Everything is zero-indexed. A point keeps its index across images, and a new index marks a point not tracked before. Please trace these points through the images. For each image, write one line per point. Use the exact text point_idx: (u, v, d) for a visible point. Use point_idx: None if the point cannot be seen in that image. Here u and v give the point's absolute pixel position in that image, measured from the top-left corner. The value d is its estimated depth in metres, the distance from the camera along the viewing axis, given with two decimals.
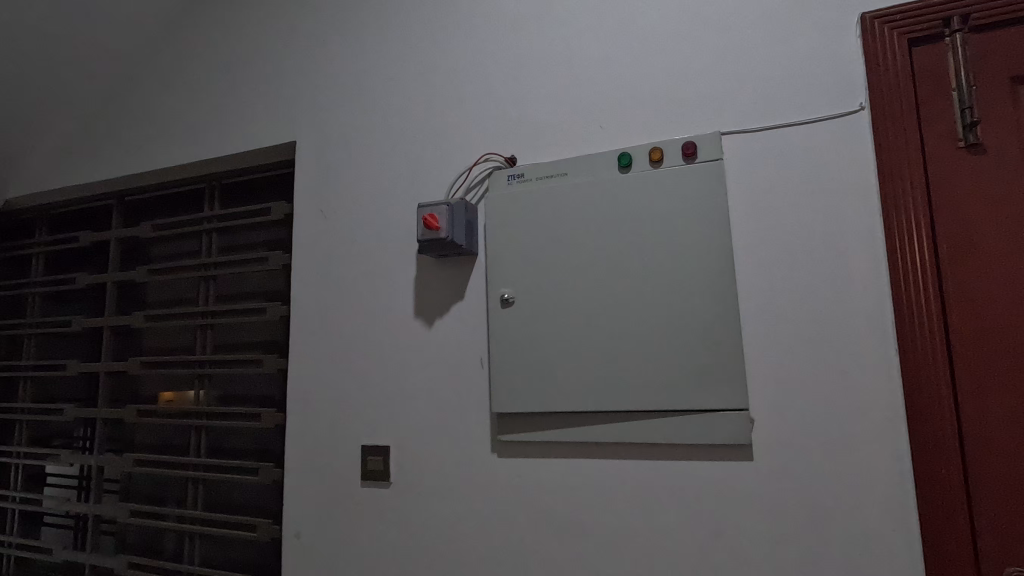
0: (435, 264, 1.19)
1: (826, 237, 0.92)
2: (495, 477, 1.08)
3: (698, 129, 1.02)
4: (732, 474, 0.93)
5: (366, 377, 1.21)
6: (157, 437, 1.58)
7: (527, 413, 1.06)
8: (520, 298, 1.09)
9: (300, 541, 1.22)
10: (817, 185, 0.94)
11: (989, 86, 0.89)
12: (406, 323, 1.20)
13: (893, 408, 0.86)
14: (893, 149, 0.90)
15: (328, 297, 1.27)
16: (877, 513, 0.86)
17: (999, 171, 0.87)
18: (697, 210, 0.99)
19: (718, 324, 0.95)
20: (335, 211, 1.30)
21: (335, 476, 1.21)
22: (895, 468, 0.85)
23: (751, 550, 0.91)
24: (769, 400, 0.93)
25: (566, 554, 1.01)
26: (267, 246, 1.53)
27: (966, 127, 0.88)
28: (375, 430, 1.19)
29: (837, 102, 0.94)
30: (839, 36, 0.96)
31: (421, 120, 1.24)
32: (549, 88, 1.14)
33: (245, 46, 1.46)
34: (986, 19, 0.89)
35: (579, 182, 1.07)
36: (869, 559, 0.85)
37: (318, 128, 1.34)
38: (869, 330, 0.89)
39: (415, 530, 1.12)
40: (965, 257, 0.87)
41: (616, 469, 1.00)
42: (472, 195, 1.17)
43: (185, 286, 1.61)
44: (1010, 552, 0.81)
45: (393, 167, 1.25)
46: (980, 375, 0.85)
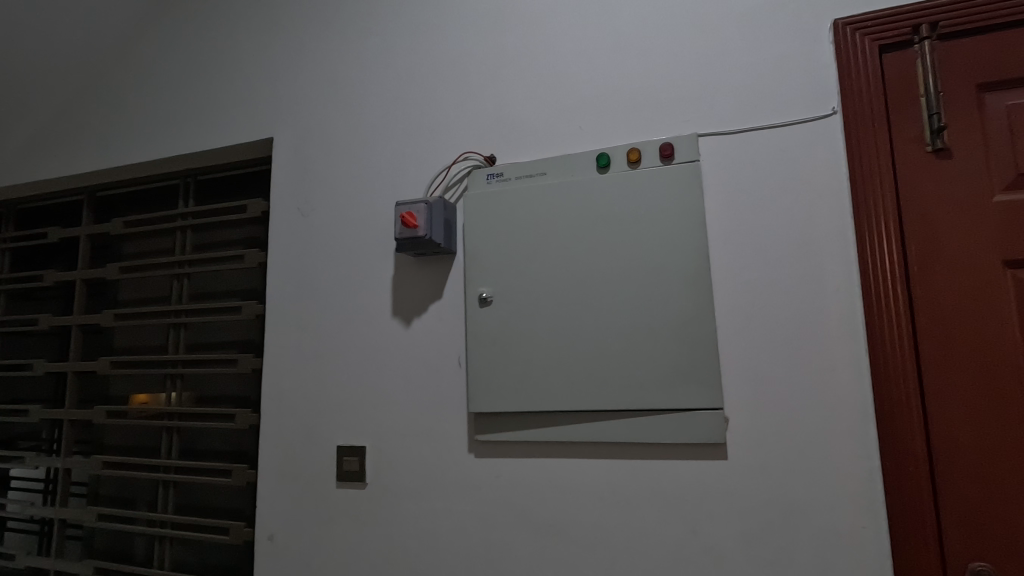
0: (413, 263, 1.18)
1: (799, 239, 0.94)
2: (472, 478, 1.07)
3: (675, 130, 1.03)
4: (706, 473, 0.94)
5: (343, 377, 1.20)
6: (128, 439, 1.54)
7: (505, 413, 1.05)
8: (498, 297, 1.08)
9: (274, 544, 1.20)
10: (791, 188, 0.95)
11: (956, 92, 0.91)
12: (383, 323, 1.18)
13: (864, 407, 0.88)
14: (863, 154, 0.92)
15: (305, 296, 1.26)
16: (848, 510, 0.87)
17: (964, 176, 0.89)
18: (674, 211, 1.00)
19: (694, 324, 0.96)
20: (312, 209, 1.28)
21: (310, 477, 1.19)
22: (865, 466, 0.87)
23: (725, 548, 0.92)
24: (743, 398, 0.94)
25: (543, 554, 1.01)
26: (243, 243, 1.50)
27: (933, 132, 0.90)
28: (351, 431, 1.17)
29: (810, 106, 0.96)
30: (813, 40, 0.98)
31: (401, 118, 1.23)
32: (529, 87, 1.13)
33: (222, 39, 1.44)
34: (953, 28, 0.91)
35: (558, 182, 1.07)
36: (838, 556, 0.87)
37: (295, 125, 1.32)
38: (841, 330, 0.90)
39: (391, 531, 1.11)
40: (933, 260, 0.89)
41: (593, 469, 1.00)
42: (451, 194, 1.16)
43: (158, 284, 1.58)
44: (975, 549, 0.83)
45: (371, 164, 1.24)
46: (946, 376, 0.87)
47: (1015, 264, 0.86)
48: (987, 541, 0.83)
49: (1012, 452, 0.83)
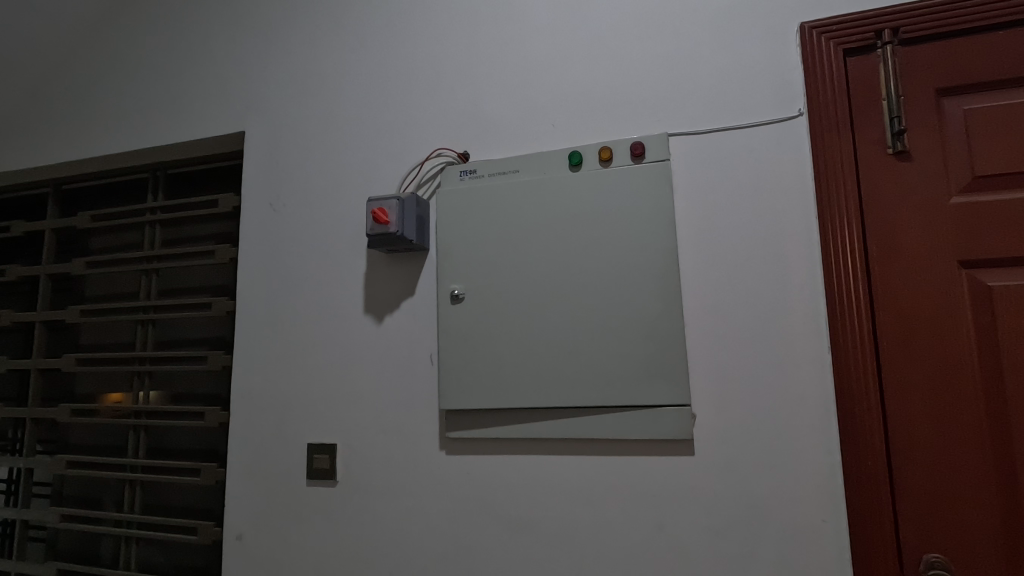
0: (385, 259, 1.17)
1: (766, 238, 0.95)
2: (442, 475, 1.07)
3: (646, 129, 1.04)
4: (673, 469, 0.95)
5: (314, 374, 1.19)
6: (93, 437, 1.51)
7: (476, 410, 1.05)
8: (470, 294, 1.08)
9: (242, 543, 1.18)
10: (758, 187, 0.97)
11: (915, 97, 0.94)
12: (355, 319, 1.17)
13: (826, 402, 0.90)
14: (827, 155, 0.94)
15: (275, 292, 1.24)
16: (811, 504, 0.89)
17: (923, 178, 0.91)
18: (644, 210, 1.01)
19: (662, 321, 0.97)
20: (284, 205, 1.26)
21: (279, 475, 1.18)
22: (827, 461, 0.89)
23: (691, 542, 0.93)
24: (710, 394, 0.95)
25: (512, 551, 1.01)
26: (213, 239, 1.47)
27: (894, 135, 0.92)
28: (321, 428, 1.16)
29: (777, 108, 0.98)
30: (781, 43, 0.99)
31: (375, 113, 1.22)
32: (503, 84, 1.13)
33: (193, 31, 1.41)
34: (914, 33, 0.93)
35: (530, 180, 1.07)
36: (799, 549, 0.88)
37: (267, 119, 1.31)
38: (805, 327, 0.92)
39: (361, 529, 1.10)
40: (894, 259, 0.91)
41: (562, 465, 1.01)
42: (423, 190, 1.16)
43: (127, 280, 1.54)
44: (929, 542, 0.85)
45: (344, 160, 1.23)
46: (904, 373, 0.89)
47: (970, 265, 0.89)
48: (941, 534, 0.85)
49: (966, 448, 0.85)
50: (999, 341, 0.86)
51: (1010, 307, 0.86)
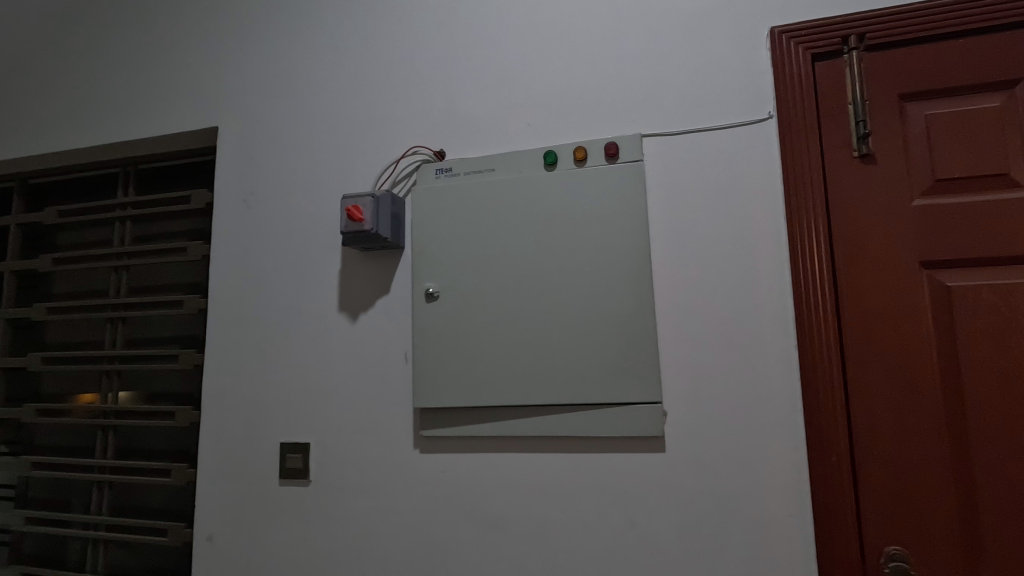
0: (360, 257, 1.16)
1: (736, 239, 0.97)
2: (417, 473, 1.07)
3: (620, 130, 1.05)
4: (644, 466, 0.96)
5: (287, 373, 1.17)
6: (60, 438, 1.47)
7: (450, 408, 1.05)
8: (445, 293, 1.08)
9: (213, 544, 1.17)
10: (729, 188, 0.98)
11: (880, 101, 0.96)
12: (329, 317, 1.17)
13: (793, 400, 0.92)
14: (795, 157, 0.96)
15: (248, 290, 1.23)
16: (777, 499, 0.91)
17: (886, 181, 0.94)
18: (618, 210, 1.02)
19: (634, 320, 0.99)
20: (258, 201, 1.25)
21: (251, 475, 1.16)
22: (793, 457, 0.91)
23: (662, 538, 0.94)
24: (680, 392, 0.96)
25: (486, 549, 1.02)
26: (185, 235, 1.45)
27: (860, 138, 0.95)
28: (295, 428, 1.15)
29: (748, 110, 1.00)
30: (752, 47, 1.01)
31: (351, 111, 1.21)
32: (479, 83, 1.14)
33: (165, 24, 1.39)
34: (879, 39, 0.96)
35: (505, 179, 1.08)
36: (766, 543, 0.90)
37: (241, 115, 1.29)
38: (773, 326, 0.94)
39: (335, 529, 1.10)
40: (859, 258, 0.93)
41: (536, 463, 1.01)
42: (398, 188, 1.15)
43: (96, 277, 1.51)
44: (889, 534, 0.88)
45: (319, 157, 1.22)
46: (867, 370, 0.91)
47: (931, 265, 0.91)
48: (901, 527, 0.87)
49: (925, 443, 0.88)
50: (957, 340, 0.89)
51: (968, 306, 0.89)
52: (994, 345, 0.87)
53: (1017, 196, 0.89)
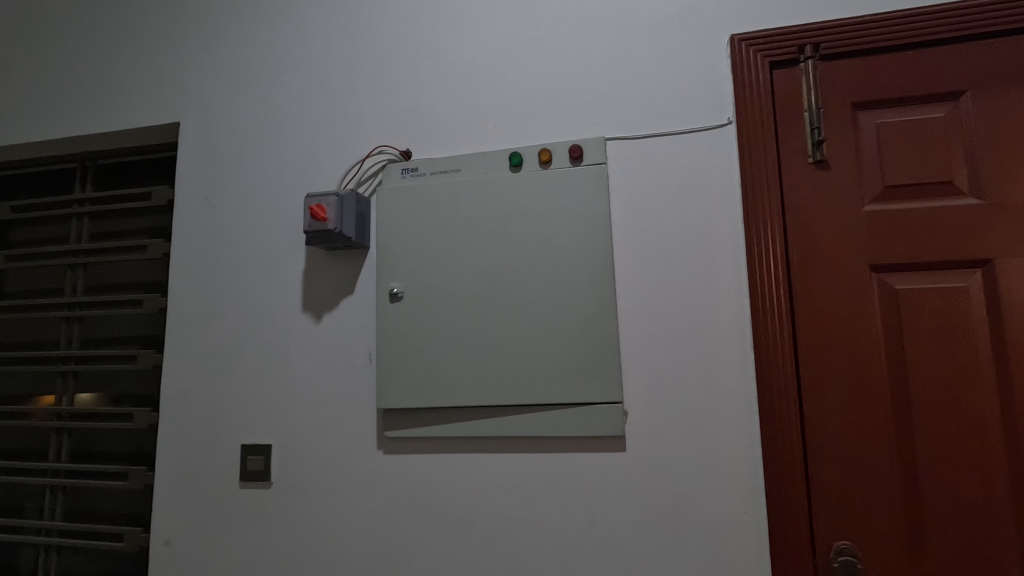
0: (324, 257, 1.15)
1: (696, 242, 0.99)
2: (380, 474, 1.06)
3: (585, 133, 1.06)
4: (606, 465, 0.97)
5: (249, 374, 1.16)
6: (11, 442, 1.42)
7: (414, 409, 1.05)
8: (409, 293, 1.08)
9: (170, 549, 1.14)
10: (690, 192, 1.00)
11: (833, 109, 0.99)
12: (292, 317, 1.15)
13: (749, 399, 0.94)
14: (753, 163, 0.98)
15: (210, 289, 1.20)
16: (733, 496, 0.93)
17: (840, 186, 0.96)
18: (583, 212, 1.03)
19: (597, 321, 1.00)
20: (220, 199, 1.22)
21: (211, 477, 1.14)
22: (749, 455, 0.93)
23: (623, 536, 0.95)
24: (640, 392, 0.98)
25: (449, 549, 1.01)
26: (145, 232, 1.41)
27: (814, 145, 0.97)
28: (256, 429, 1.13)
29: (708, 116, 1.02)
30: (713, 54, 1.03)
31: (316, 109, 1.19)
32: (445, 83, 1.14)
33: (126, 17, 1.35)
34: (833, 49, 0.98)
35: (470, 180, 1.08)
36: (723, 540, 0.92)
37: (203, 111, 1.26)
38: (730, 327, 0.96)
39: (297, 531, 1.08)
40: (813, 261, 0.96)
41: (499, 463, 1.01)
42: (364, 187, 1.15)
43: (50, 275, 1.46)
44: (839, 530, 0.90)
45: (284, 155, 1.20)
46: (820, 371, 0.94)
47: (881, 269, 0.94)
48: (852, 523, 0.90)
49: (874, 441, 0.91)
50: (905, 341, 0.92)
51: (914, 309, 0.92)
52: (939, 346, 0.90)
53: (961, 203, 0.92)
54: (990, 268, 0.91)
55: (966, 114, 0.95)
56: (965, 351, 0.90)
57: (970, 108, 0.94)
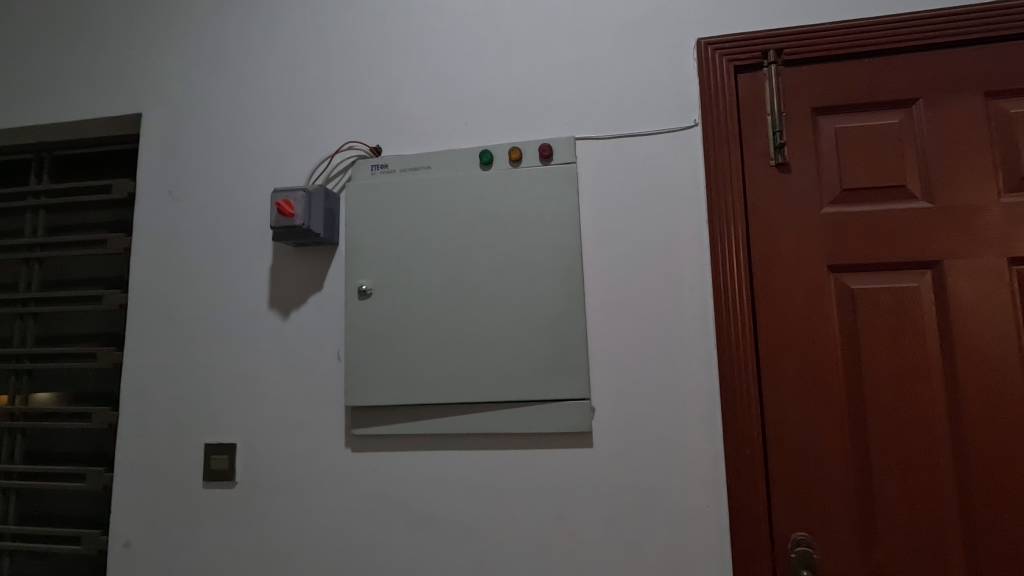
0: (292, 253, 1.13)
1: (663, 242, 1.01)
2: (348, 472, 1.05)
3: (554, 132, 1.07)
4: (573, 461, 0.99)
5: (214, 372, 1.13)
6: None
7: (382, 406, 1.04)
8: (378, 290, 1.07)
9: (130, 551, 1.11)
10: (656, 193, 1.02)
11: (795, 114, 1.02)
12: (259, 315, 1.13)
13: (712, 396, 0.96)
14: (717, 165, 1.00)
15: (173, 285, 1.18)
16: (697, 490, 0.95)
17: (800, 189, 0.99)
18: (552, 210, 1.04)
19: (565, 319, 1.01)
20: (185, 193, 1.20)
21: (174, 477, 1.12)
22: (711, 450, 0.95)
23: (590, 531, 0.97)
24: (607, 389, 0.99)
25: (417, 546, 1.01)
26: (105, 226, 1.37)
27: (776, 148, 1.00)
28: (221, 428, 1.11)
29: (675, 117, 1.03)
30: (680, 57, 1.05)
31: (285, 103, 1.18)
32: (416, 80, 1.13)
33: (86, 4, 1.31)
34: (795, 55, 1.01)
35: (440, 177, 1.08)
36: (686, 533, 0.94)
37: (167, 102, 1.23)
38: (695, 325, 0.98)
39: (261, 531, 1.07)
40: (773, 262, 0.99)
41: (467, 461, 1.02)
42: (333, 183, 1.13)
43: (4, 270, 1.41)
44: (797, 522, 0.93)
45: (251, 150, 1.18)
46: (779, 369, 0.96)
47: (838, 269, 0.97)
48: (808, 516, 0.93)
49: (830, 436, 0.94)
50: (859, 339, 0.95)
51: (868, 308, 0.95)
52: (891, 345, 0.94)
53: (913, 206, 0.96)
54: (940, 269, 0.95)
55: (919, 121, 0.98)
56: (915, 350, 0.94)
57: (923, 115, 0.98)
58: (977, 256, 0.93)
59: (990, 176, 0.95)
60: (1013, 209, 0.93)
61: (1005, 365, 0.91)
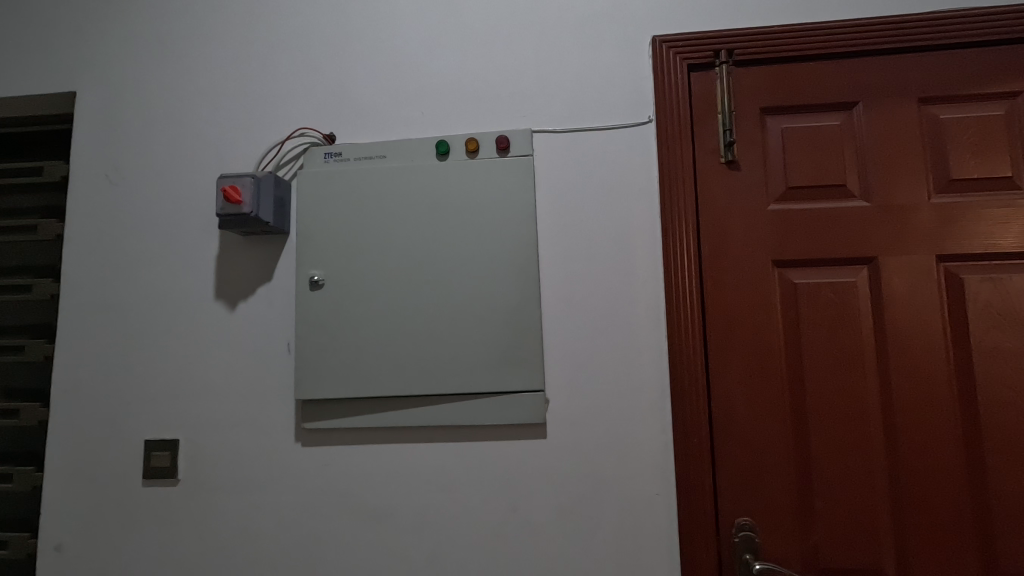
0: (240, 242, 1.09)
1: (617, 236, 1.02)
2: (297, 468, 1.03)
3: (511, 125, 1.07)
4: (527, 452, 0.99)
5: (155, 365, 1.08)
6: None
7: (334, 400, 1.02)
8: (330, 281, 1.05)
9: (62, 554, 1.05)
10: (612, 186, 1.03)
11: (744, 114, 1.05)
12: (204, 306, 1.09)
13: (662, 387, 0.99)
14: (670, 161, 1.02)
15: (110, 274, 1.12)
16: (647, 478, 0.97)
17: (747, 187, 1.03)
18: (508, 203, 1.04)
19: (520, 311, 1.01)
20: (124, 177, 1.14)
21: (111, 476, 1.06)
22: (661, 440, 0.98)
23: (543, 521, 0.98)
24: (561, 380, 1.00)
25: (369, 541, 1.00)
26: (34, 212, 1.28)
27: (726, 146, 1.02)
28: (162, 424, 1.07)
29: (631, 113, 1.05)
30: (636, 54, 1.06)
31: (233, 86, 1.13)
32: (372, 67, 1.11)
33: None
34: (745, 56, 1.04)
35: (396, 167, 1.06)
36: (636, 521, 0.96)
37: (104, 82, 1.17)
38: (647, 317, 1.00)
39: (206, 531, 1.03)
40: (722, 256, 1.02)
41: (420, 454, 1.01)
42: (284, 171, 1.10)
43: None
44: (740, 508, 0.97)
45: (196, 134, 1.13)
46: (726, 360, 0.99)
47: (782, 264, 1.01)
48: (751, 502, 0.97)
49: (773, 426, 0.97)
50: (801, 331, 0.99)
51: (809, 302, 0.99)
52: (830, 337, 0.99)
53: (852, 205, 1.01)
54: (875, 265, 1.00)
55: (859, 125, 1.03)
56: (852, 341, 0.98)
57: (862, 118, 1.03)
58: (908, 254, 0.99)
59: (921, 178, 1.00)
60: (942, 210, 0.99)
61: (933, 357, 0.97)
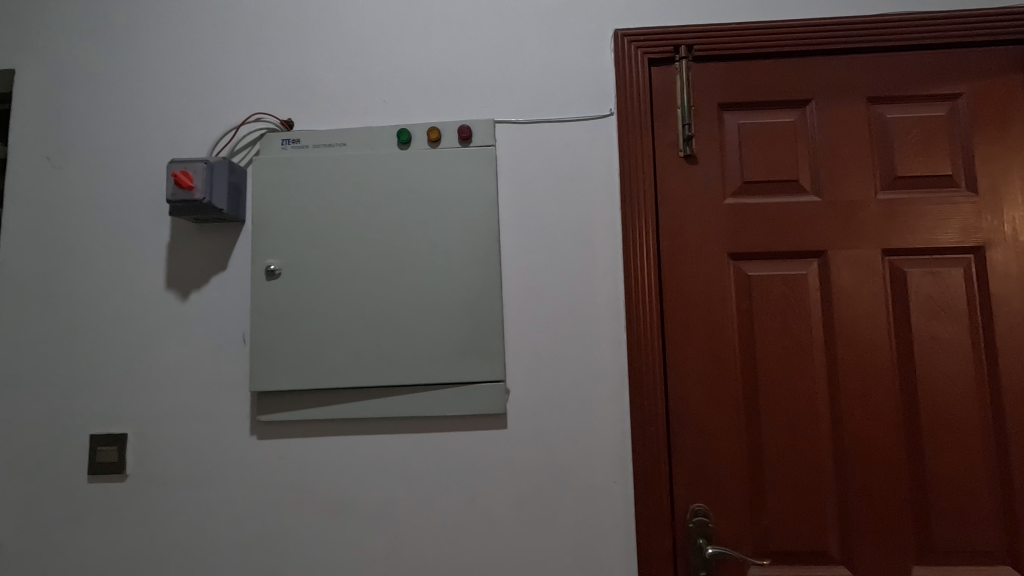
0: (192, 230, 1.06)
1: (578, 228, 1.03)
2: (252, 461, 1.01)
3: (473, 114, 1.06)
4: (487, 442, 0.99)
5: (102, 356, 1.04)
6: None
7: (291, 392, 1.00)
8: (287, 271, 1.02)
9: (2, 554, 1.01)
10: (573, 178, 1.04)
11: (702, 109, 1.06)
12: (155, 295, 1.05)
13: (621, 377, 1.00)
14: (630, 153, 1.04)
15: (53, 261, 1.07)
16: (606, 466, 0.98)
17: (704, 180, 1.05)
18: (470, 192, 1.03)
19: (481, 301, 1.01)
20: (67, 161, 1.08)
21: (54, 472, 1.02)
22: (619, 428, 0.99)
23: (502, 510, 0.98)
24: (522, 370, 1.01)
25: (326, 533, 0.99)
26: None
27: (684, 141, 1.04)
28: (110, 418, 1.03)
29: (592, 106, 1.06)
30: (598, 47, 1.07)
31: (185, 68, 1.09)
32: (331, 52, 1.08)
33: None
34: (704, 52, 1.06)
35: (355, 155, 1.04)
36: (594, 508, 0.98)
37: (46, 60, 1.11)
38: (607, 307, 1.01)
39: (156, 527, 1.00)
40: (680, 248, 1.03)
41: (379, 445, 1.00)
42: (239, 156, 1.07)
43: None
44: (694, 494, 0.99)
45: (146, 116, 1.09)
46: (683, 350, 1.02)
47: (737, 257, 1.04)
48: (705, 488, 0.99)
49: (726, 413, 1.00)
50: (754, 322, 1.02)
51: (762, 294, 1.02)
52: (781, 327, 1.02)
53: (804, 200, 1.04)
54: (825, 259, 1.03)
55: (811, 122, 1.06)
56: (802, 331, 1.01)
57: (814, 116, 1.06)
58: (856, 248, 1.02)
59: (869, 175, 1.04)
60: (888, 206, 1.03)
61: (877, 347, 1.01)
